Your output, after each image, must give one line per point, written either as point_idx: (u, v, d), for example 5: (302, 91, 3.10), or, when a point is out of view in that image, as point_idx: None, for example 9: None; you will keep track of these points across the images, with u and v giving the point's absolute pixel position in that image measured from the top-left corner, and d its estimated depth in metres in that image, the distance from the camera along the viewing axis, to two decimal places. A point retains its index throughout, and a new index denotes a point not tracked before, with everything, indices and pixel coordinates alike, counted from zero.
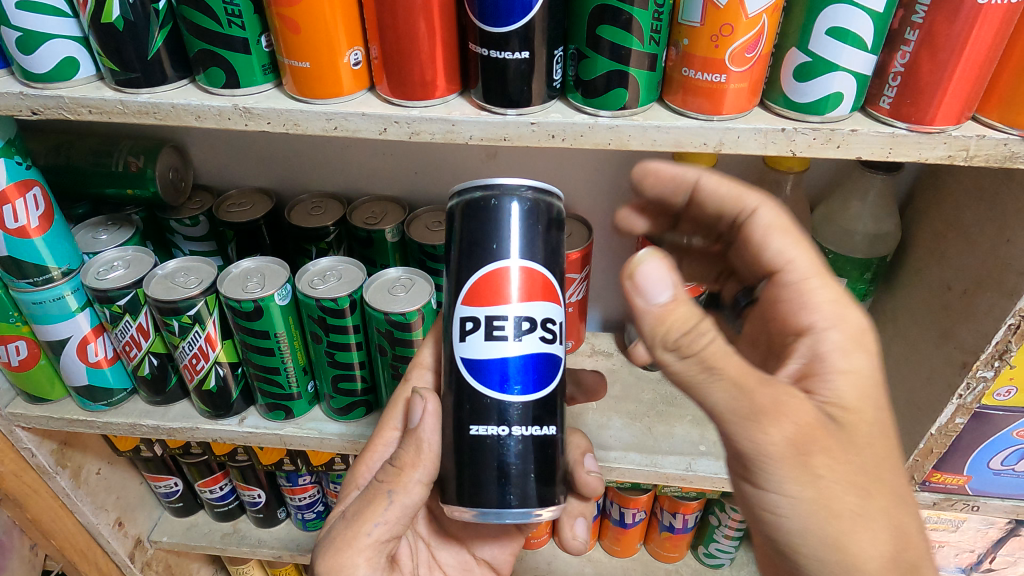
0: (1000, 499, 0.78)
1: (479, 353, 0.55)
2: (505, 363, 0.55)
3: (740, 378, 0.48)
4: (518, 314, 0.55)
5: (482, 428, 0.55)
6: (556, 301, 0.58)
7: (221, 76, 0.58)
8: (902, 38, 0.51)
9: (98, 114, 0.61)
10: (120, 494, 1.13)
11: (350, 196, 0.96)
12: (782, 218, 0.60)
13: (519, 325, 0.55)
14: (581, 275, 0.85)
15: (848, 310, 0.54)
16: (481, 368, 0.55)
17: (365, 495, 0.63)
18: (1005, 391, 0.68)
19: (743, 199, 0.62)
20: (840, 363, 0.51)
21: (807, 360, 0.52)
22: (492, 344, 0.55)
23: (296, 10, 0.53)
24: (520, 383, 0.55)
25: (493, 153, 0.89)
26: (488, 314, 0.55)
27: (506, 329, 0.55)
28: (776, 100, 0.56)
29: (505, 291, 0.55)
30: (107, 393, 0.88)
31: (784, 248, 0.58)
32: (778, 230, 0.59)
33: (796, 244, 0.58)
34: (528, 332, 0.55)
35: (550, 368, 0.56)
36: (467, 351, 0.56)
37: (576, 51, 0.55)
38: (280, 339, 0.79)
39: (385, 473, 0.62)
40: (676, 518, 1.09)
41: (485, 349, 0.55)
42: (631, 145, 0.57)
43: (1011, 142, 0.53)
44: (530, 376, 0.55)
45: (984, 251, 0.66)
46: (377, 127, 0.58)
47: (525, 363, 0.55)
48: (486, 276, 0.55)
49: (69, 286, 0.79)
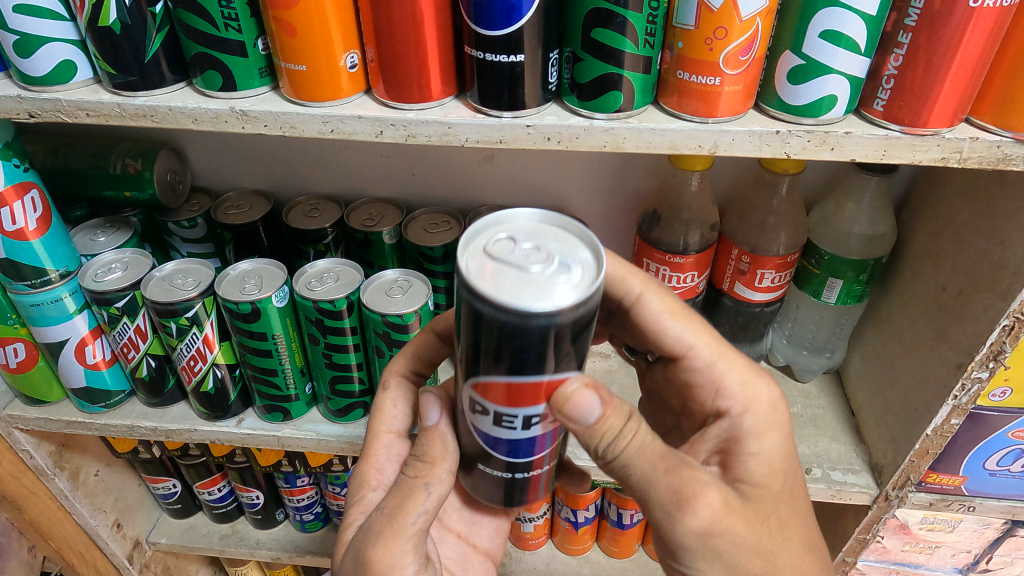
0: (995, 500, 0.78)
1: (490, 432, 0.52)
2: (515, 443, 0.52)
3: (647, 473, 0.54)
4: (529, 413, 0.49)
5: (489, 467, 0.56)
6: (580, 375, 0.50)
7: (218, 79, 0.59)
8: (895, 41, 0.52)
9: (96, 117, 0.61)
10: (118, 496, 1.13)
11: (348, 197, 0.96)
12: (668, 303, 0.64)
13: (528, 421, 0.50)
14: None
15: (756, 389, 0.61)
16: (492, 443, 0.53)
17: (396, 492, 0.59)
18: (1000, 392, 0.69)
19: (626, 283, 0.65)
20: (752, 446, 0.58)
21: (723, 438, 0.60)
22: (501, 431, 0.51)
23: (292, 14, 0.53)
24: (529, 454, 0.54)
25: (490, 155, 0.89)
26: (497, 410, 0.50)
27: (518, 423, 0.50)
28: (770, 102, 0.56)
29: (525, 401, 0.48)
30: (106, 395, 0.88)
31: (681, 334, 0.63)
32: (669, 315, 0.64)
33: (687, 326, 0.64)
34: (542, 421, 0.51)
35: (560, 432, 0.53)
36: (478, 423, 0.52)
37: (571, 54, 0.55)
38: (277, 341, 0.79)
39: (415, 469, 0.59)
40: None
41: (496, 432, 0.52)
42: (626, 147, 0.57)
43: (1003, 145, 0.54)
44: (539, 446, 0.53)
45: (978, 252, 0.66)
46: (373, 130, 0.58)
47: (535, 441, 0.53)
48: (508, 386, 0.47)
49: (67, 288, 0.79)
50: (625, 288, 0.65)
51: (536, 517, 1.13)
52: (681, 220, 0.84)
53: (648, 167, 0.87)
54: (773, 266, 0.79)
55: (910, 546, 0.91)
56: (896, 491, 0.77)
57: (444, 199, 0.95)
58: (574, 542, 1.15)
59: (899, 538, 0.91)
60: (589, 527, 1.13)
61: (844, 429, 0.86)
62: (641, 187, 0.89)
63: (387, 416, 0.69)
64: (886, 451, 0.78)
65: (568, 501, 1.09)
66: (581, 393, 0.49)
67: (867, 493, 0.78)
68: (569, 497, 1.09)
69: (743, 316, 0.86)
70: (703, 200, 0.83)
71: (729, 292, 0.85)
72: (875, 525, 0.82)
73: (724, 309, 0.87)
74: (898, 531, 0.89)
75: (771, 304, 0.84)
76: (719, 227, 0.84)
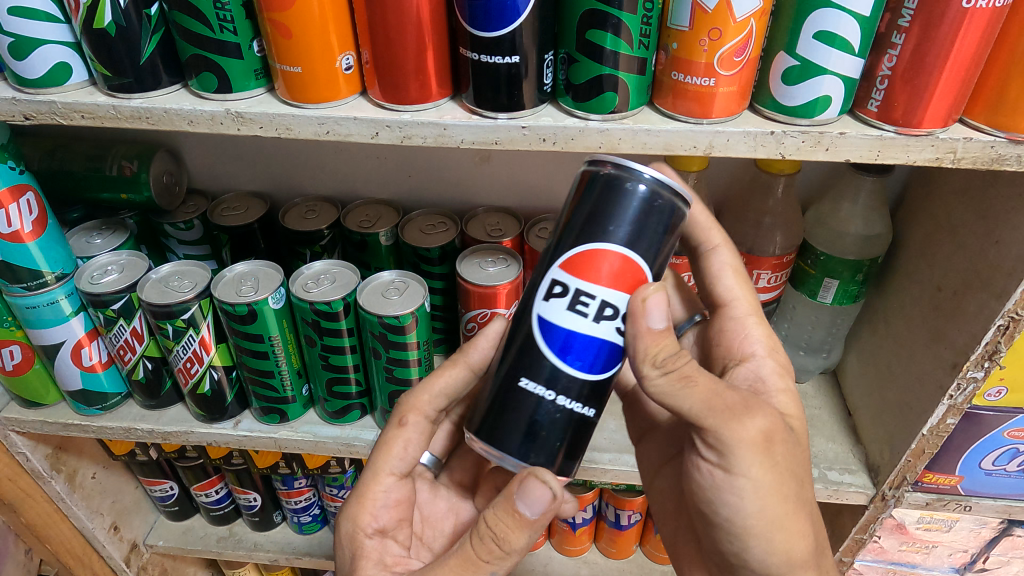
0: (992, 499, 0.78)
1: (556, 320, 0.51)
2: (574, 336, 0.51)
3: (710, 390, 0.51)
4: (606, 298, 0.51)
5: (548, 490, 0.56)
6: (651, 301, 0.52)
7: (213, 81, 0.59)
8: (889, 41, 0.52)
9: (91, 119, 0.61)
10: (115, 499, 1.13)
11: (344, 199, 0.96)
12: (736, 261, 0.66)
13: (601, 309, 0.51)
14: None
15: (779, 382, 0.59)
16: (549, 330, 0.51)
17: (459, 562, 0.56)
18: (995, 391, 0.69)
19: (708, 232, 0.66)
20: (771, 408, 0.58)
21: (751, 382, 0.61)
22: (571, 317, 0.51)
23: (287, 15, 0.53)
24: (579, 360, 0.51)
25: (487, 156, 0.89)
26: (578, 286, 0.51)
27: (588, 308, 0.51)
28: (765, 103, 0.56)
29: (600, 269, 0.51)
30: (102, 398, 0.88)
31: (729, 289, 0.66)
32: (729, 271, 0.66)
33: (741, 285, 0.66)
34: (609, 319, 0.51)
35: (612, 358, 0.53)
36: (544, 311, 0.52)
37: (565, 55, 0.56)
38: (274, 343, 0.79)
39: (483, 550, 0.55)
40: None
41: (564, 318, 0.51)
42: (621, 148, 0.57)
43: (997, 145, 0.54)
44: (586, 351, 0.51)
45: (973, 252, 0.67)
46: (369, 132, 0.58)
47: (587, 342, 0.51)
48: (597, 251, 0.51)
49: (63, 290, 0.79)
50: (706, 236, 0.66)
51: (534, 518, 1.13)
52: None
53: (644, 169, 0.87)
54: (769, 267, 0.80)
55: (907, 545, 0.92)
56: (892, 491, 0.77)
57: (441, 200, 0.95)
58: (571, 543, 1.15)
59: (896, 538, 0.91)
60: (587, 528, 1.13)
61: (841, 429, 0.86)
62: None
63: (391, 458, 0.66)
64: (883, 451, 0.78)
65: None
66: (657, 295, 0.51)
67: (864, 493, 0.79)
68: None
69: None
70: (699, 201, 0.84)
71: None
72: (872, 525, 0.82)
73: None
74: (895, 531, 0.89)
75: (767, 304, 0.84)
76: None
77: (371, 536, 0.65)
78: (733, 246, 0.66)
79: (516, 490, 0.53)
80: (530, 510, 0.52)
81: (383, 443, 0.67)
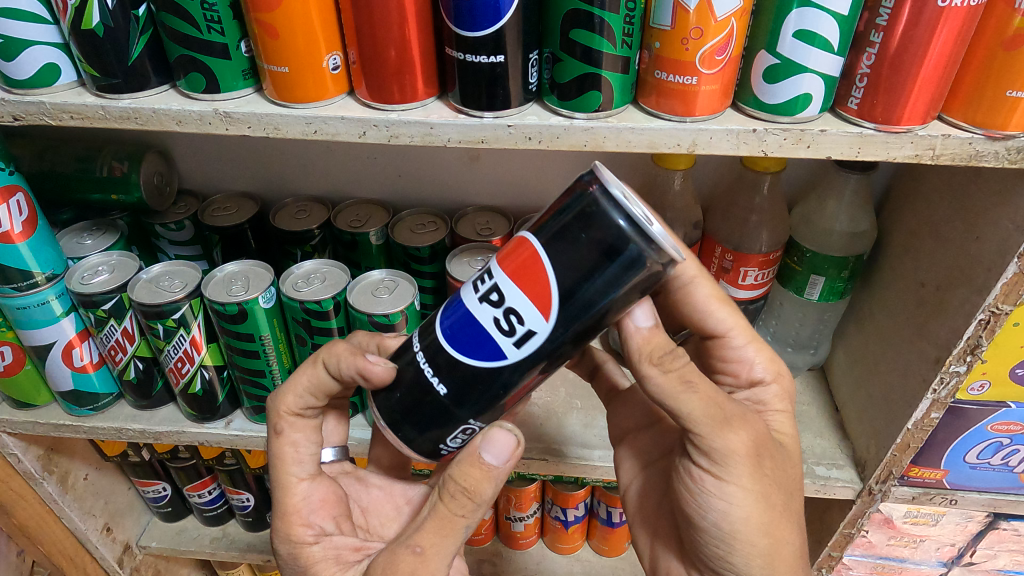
0: (977, 492, 0.79)
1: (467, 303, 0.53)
2: (477, 327, 0.51)
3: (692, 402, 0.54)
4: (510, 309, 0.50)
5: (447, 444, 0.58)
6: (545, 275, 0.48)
7: (201, 81, 0.59)
8: (867, 40, 0.53)
9: (80, 120, 0.61)
10: (108, 500, 1.13)
11: (334, 199, 0.97)
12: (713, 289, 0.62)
13: (507, 316, 0.50)
14: None
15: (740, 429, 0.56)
16: (469, 327, 0.52)
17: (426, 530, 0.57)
18: (979, 386, 0.71)
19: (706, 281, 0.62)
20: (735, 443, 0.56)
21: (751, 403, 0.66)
22: (481, 308, 0.51)
23: (274, 16, 0.54)
24: (468, 349, 0.52)
25: (475, 155, 0.90)
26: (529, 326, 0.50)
27: (493, 311, 0.51)
28: (747, 101, 0.57)
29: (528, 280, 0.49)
30: (94, 398, 0.88)
31: (723, 322, 0.63)
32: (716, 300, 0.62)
33: (734, 313, 0.63)
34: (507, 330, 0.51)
35: (483, 348, 0.52)
36: (468, 299, 0.53)
37: (550, 54, 0.56)
38: (265, 342, 0.80)
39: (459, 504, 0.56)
40: (565, 511, 1.11)
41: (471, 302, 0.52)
42: (606, 146, 0.58)
43: (975, 141, 0.54)
44: (471, 336, 0.52)
45: (954, 247, 0.67)
46: (356, 131, 0.59)
47: (477, 343, 0.52)
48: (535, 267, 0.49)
49: (54, 291, 0.79)
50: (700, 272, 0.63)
51: (526, 516, 1.14)
52: (666, 219, 0.85)
53: (632, 167, 0.88)
54: (756, 264, 0.80)
55: (895, 539, 0.92)
56: (879, 485, 0.78)
57: (431, 200, 0.95)
58: (564, 541, 1.16)
59: (883, 533, 0.91)
60: (579, 526, 1.14)
61: (829, 423, 0.87)
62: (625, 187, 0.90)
63: (289, 466, 0.66)
64: (869, 446, 0.79)
65: (557, 500, 1.10)
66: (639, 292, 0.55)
67: (851, 488, 0.79)
68: (558, 495, 1.10)
69: None
70: (687, 199, 0.84)
71: None
72: (859, 520, 0.83)
73: None
74: (882, 526, 0.90)
75: (755, 301, 0.85)
76: (702, 226, 0.86)
77: (314, 542, 0.65)
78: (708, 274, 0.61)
79: (480, 442, 0.56)
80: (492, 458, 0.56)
81: (275, 458, 0.66)
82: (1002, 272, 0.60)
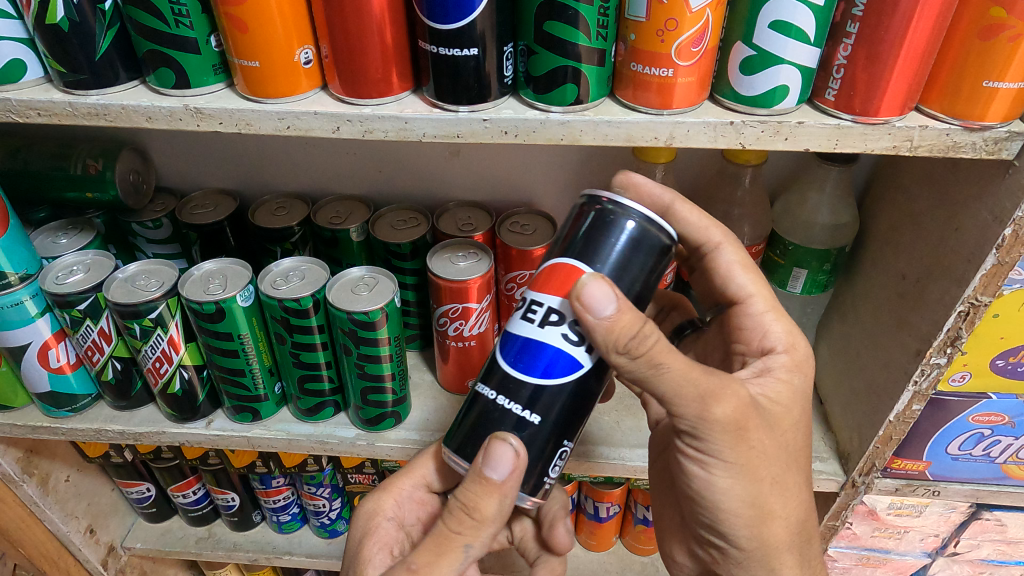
0: (959, 483, 0.79)
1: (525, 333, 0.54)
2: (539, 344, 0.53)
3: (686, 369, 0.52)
4: (553, 305, 0.53)
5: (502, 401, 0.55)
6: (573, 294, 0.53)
7: (170, 76, 0.58)
8: (844, 30, 0.52)
9: (48, 117, 0.60)
10: (90, 502, 1.12)
11: (314, 196, 0.96)
12: (741, 255, 0.66)
13: (547, 316, 0.53)
14: (481, 306, 0.80)
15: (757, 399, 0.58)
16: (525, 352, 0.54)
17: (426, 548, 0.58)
18: (959, 376, 0.71)
19: (708, 232, 0.66)
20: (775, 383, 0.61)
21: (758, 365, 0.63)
22: (525, 326, 0.54)
23: (243, 10, 0.53)
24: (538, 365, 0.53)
25: (456, 150, 0.89)
26: (578, 315, 0.52)
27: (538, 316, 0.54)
28: (724, 93, 0.57)
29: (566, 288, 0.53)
30: (72, 399, 0.87)
31: (745, 284, 0.65)
32: (739, 266, 0.66)
33: (756, 280, 0.66)
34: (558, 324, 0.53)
35: (562, 363, 0.53)
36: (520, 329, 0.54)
37: (525, 47, 0.55)
38: (244, 340, 0.79)
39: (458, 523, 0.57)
40: None
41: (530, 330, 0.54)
42: (583, 140, 0.57)
43: (952, 132, 0.54)
44: (548, 362, 0.53)
45: (934, 239, 0.67)
46: (330, 126, 0.58)
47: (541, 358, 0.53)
48: (561, 265, 0.54)
49: (27, 291, 0.77)
50: (706, 236, 0.66)
51: None
52: None
53: (613, 160, 0.87)
54: None
55: (880, 531, 0.92)
56: (862, 477, 0.78)
57: (412, 196, 0.95)
58: None
59: (868, 525, 0.91)
60: None
61: (813, 417, 0.87)
62: (606, 180, 0.90)
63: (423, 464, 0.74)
64: (852, 438, 0.79)
65: None
66: (590, 288, 0.49)
67: (834, 480, 0.79)
68: None
69: None
70: (668, 193, 0.84)
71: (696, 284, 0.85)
72: (844, 512, 0.83)
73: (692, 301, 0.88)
74: (867, 518, 0.90)
75: None
76: None
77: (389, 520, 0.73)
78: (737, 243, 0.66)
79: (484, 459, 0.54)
80: (497, 474, 0.54)
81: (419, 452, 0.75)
82: (981, 264, 0.60)
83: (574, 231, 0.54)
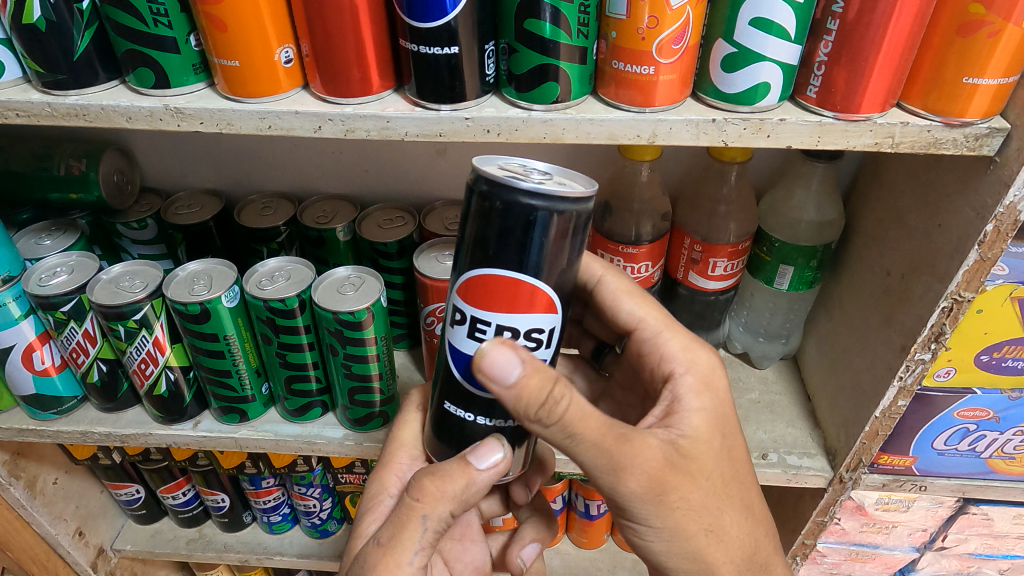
0: (946, 479, 0.80)
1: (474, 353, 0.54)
2: None
3: (598, 439, 0.53)
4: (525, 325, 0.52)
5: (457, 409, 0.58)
6: (523, 309, 0.51)
7: (150, 76, 0.58)
8: (824, 27, 0.52)
9: (27, 117, 0.60)
10: (79, 504, 1.11)
11: (301, 195, 0.95)
12: (624, 283, 0.70)
13: (498, 333, 0.52)
14: None
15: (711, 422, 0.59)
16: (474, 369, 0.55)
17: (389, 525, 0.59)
18: (944, 372, 0.71)
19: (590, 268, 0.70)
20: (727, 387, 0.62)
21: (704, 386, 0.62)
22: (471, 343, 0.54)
23: (222, 9, 0.53)
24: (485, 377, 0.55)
25: (443, 149, 0.89)
26: (531, 325, 0.52)
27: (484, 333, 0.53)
28: (706, 91, 0.57)
29: (507, 302, 0.51)
30: (57, 402, 0.87)
31: (633, 312, 0.68)
32: (624, 295, 0.69)
33: (640, 304, 0.68)
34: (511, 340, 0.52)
35: None
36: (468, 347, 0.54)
37: (506, 46, 0.55)
38: (230, 341, 0.78)
39: (421, 490, 0.58)
40: None
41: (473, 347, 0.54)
42: (565, 138, 0.57)
43: (933, 129, 0.54)
44: None
45: (918, 236, 0.67)
46: (311, 125, 0.58)
47: None
48: (492, 279, 0.50)
49: (11, 293, 0.77)
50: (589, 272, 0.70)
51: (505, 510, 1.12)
52: (633, 211, 0.84)
53: (600, 158, 0.87)
54: (726, 255, 0.80)
55: (868, 527, 0.93)
56: (849, 473, 0.78)
57: (399, 194, 0.94)
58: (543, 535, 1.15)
59: (857, 520, 0.92)
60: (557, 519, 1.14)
61: (800, 414, 0.87)
62: (594, 178, 0.89)
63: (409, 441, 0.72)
64: (839, 434, 0.79)
65: None
66: (489, 361, 0.50)
67: (822, 477, 0.80)
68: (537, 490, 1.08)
69: (698, 305, 0.87)
70: (654, 191, 0.84)
71: (684, 281, 0.85)
72: (832, 507, 0.83)
73: (680, 298, 0.88)
74: (855, 513, 0.90)
75: (726, 291, 0.84)
76: (671, 217, 0.85)
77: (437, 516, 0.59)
78: (616, 272, 0.70)
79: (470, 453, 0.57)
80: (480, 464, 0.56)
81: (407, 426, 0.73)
82: (964, 260, 0.60)
83: (482, 233, 0.49)
